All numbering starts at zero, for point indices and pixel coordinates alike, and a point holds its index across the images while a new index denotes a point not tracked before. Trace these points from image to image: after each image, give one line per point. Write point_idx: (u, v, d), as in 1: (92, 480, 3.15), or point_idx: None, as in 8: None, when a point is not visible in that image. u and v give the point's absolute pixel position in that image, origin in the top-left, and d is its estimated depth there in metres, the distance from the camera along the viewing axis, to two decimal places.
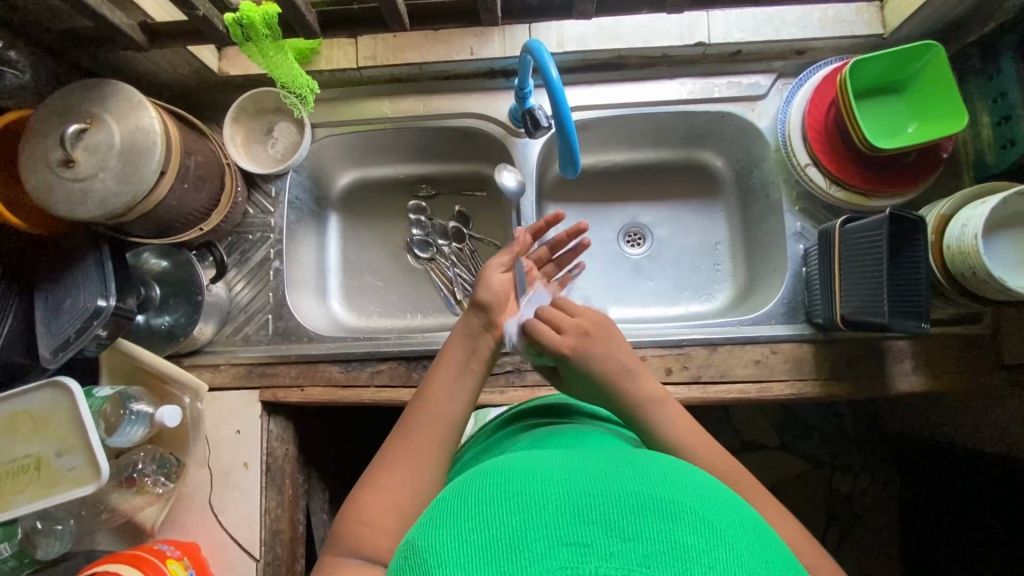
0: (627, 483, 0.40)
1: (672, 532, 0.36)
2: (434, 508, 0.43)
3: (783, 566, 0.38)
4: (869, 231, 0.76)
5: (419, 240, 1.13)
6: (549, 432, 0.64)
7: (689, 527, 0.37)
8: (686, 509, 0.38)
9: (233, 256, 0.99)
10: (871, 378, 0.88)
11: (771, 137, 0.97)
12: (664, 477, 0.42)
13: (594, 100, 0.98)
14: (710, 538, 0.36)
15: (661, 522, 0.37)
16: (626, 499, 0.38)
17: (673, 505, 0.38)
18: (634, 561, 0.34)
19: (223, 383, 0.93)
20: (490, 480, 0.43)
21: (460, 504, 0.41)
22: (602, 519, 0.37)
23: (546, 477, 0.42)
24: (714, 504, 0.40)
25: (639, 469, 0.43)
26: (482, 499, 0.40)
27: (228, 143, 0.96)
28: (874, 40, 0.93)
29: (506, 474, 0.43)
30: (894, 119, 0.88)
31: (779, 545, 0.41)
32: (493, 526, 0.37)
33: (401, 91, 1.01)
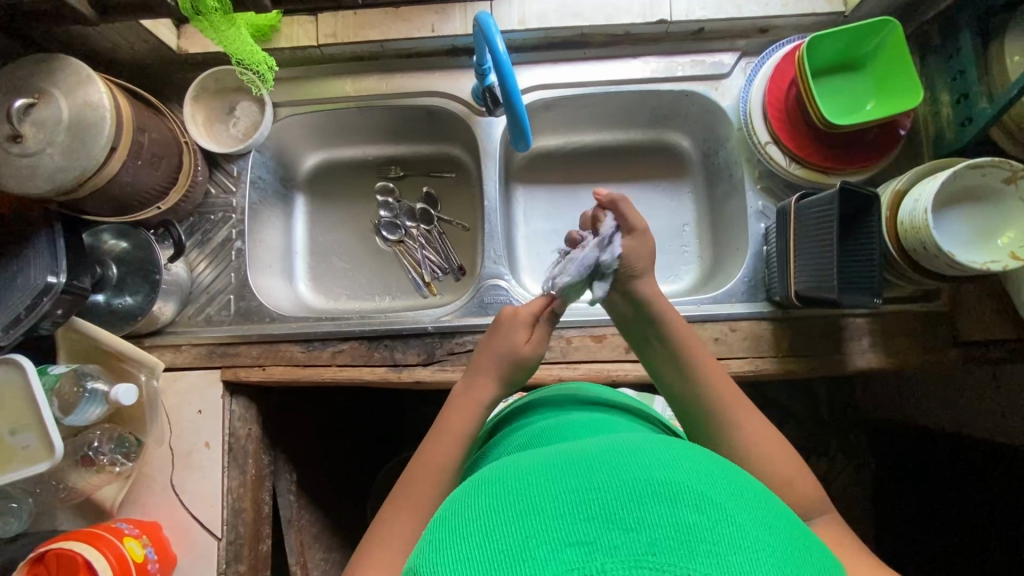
0: (624, 469, 0.40)
1: (671, 514, 0.36)
2: (433, 529, 0.42)
3: (787, 526, 0.39)
4: (820, 207, 0.76)
5: (387, 222, 1.13)
6: (542, 427, 0.65)
7: (686, 507, 0.36)
8: (684, 488, 0.38)
9: (194, 236, 0.98)
10: (830, 355, 0.88)
11: (734, 116, 0.96)
12: (657, 456, 0.42)
13: (559, 79, 0.98)
14: (709, 514, 0.36)
15: (661, 507, 0.36)
16: (623, 487, 0.38)
17: (668, 487, 0.38)
18: (640, 550, 0.34)
19: (184, 363, 0.93)
20: (487, 491, 0.42)
21: (459, 522, 0.40)
22: (602, 513, 0.36)
23: (542, 479, 0.41)
24: (709, 477, 0.40)
25: (632, 452, 0.42)
26: (479, 516, 0.39)
27: (187, 122, 0.95)
28: (836, 18, 0.93)
29: (501, 483, 0.42)
30: (855, 96, 0.87)
31: (775, 502, 0.41)
32: (496, 541, 0.36)
33: (364, 70, 1.00)
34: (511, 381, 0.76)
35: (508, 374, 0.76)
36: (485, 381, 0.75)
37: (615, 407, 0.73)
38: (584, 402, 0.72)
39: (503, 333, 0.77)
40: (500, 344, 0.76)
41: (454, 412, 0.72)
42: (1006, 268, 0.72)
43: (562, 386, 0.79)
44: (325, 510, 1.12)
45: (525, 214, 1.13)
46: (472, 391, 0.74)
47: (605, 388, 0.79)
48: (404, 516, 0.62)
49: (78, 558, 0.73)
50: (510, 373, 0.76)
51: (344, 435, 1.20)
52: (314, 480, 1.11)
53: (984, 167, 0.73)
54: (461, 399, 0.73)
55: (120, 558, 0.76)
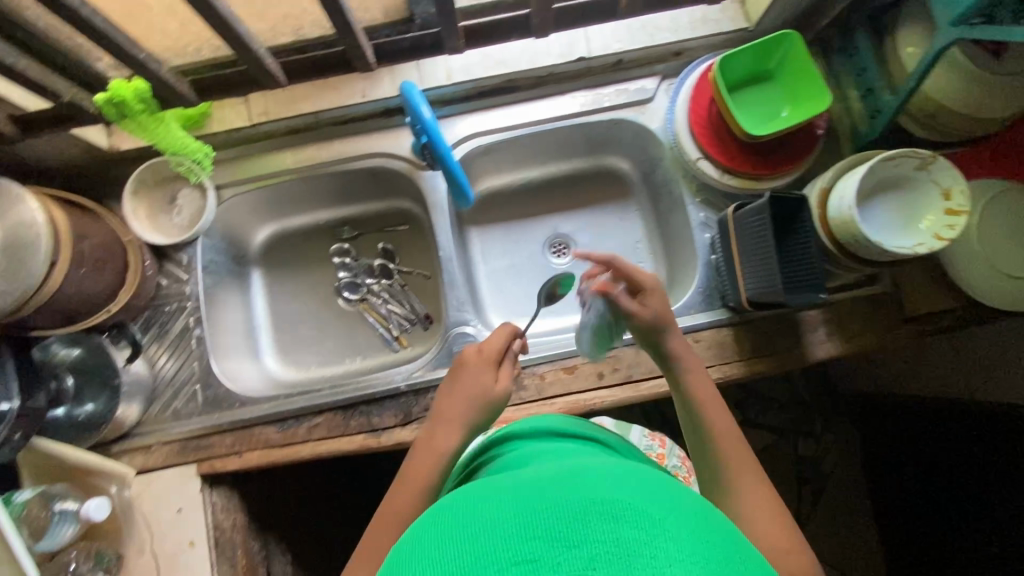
0: (572, 489, 0.40)
1: (614, 530, 0.36)
2: (394, 554, 0.42)
3: (732, 545, 0.38)
4: (755, 215, 0.80)
5: (347, 283, 1.13)
6: (518, 451, 0.66)
7: (629, 521, 0.36)
8: (628, 504, 0.38)
9: (151, 331, 0.96)
10: (790, 350, 0.92)
11: (664, 136, 1.00)
12: (610, 478, 0.42)
13: (493, 124, 1.01)
14: (649, 527, 0.36)
15: (605, 521, 0.36)
16: (567, 504, 0.38)
17: (614, 502, 0.38)
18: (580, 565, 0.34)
19: (156, 464, 0.91)
20: (442, 514, 0.43)
21: (416, 547, 0.40)
22: (547, 530, 0.36)
23: (494, 500, 0.41)
24: (657, 495, 0.40)
25: (586, 474, 0.43)
26: (434, 540, 0.40)
27: (129, 217, 0.95)
28: (743, 33, 0.99)
29: (460, 505, 0.43)
30: (770, 105, 0.92)
31: (728, 524, 0.41)
32: (447, 564, 0.37)
33: (302, 141, 1.01)
34: (476, 424, 0.75)
35: (479, 410, 0.75)
36: (445, 429, 0.74)
37: (590, 436, 0.74)
38: (552, 432, 0.72)
39: (468, 376, 0.77)
40: (465, 387, 0.76)
41: (415, 461, 0.73)
42: (932, 250, 0.76)
43: (546, 416, 0.79)
44: None
45: (483, 254, 1.15)
46: (434, 438, 0.74)
47: (577, 420, 0.80)
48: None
49: None
50: (478, 410, 0.75)
51: (336, 502, 1.17)
52: (311, 555, 1.08)
53: (896, 159, 0.78)
54: (431, 443, 0.74)
55: None
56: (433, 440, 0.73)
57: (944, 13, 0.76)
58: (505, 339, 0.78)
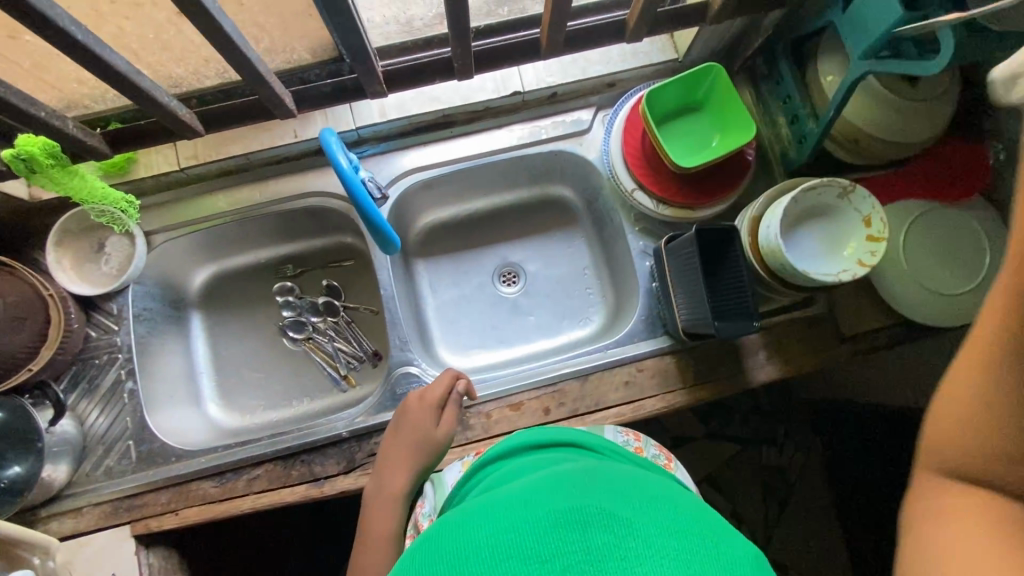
0: (549, 503, 0.46)
1: (583, 539, 0.42)
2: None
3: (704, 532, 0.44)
4: (685, 248, 0.81)
5: (291, 322, 1.10)
6: (505, 467, 0.66)
7: (596, 531, 0.42)
8: (596, 513, 0.44)
9: (78, 387, 0.92)
10: (732, 375, 0.93)
11: (601, 167, 1.02)
12: (582, 488, 0.48)
13: (431, 159, 1.00)
14: (617, 532, 0.42)
15: (572, 534, 0.42)
16: (543, 519, 0.44)
17: (584, 514, 0.44)
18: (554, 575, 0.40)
19: (87, 527, 0.87)
20: (433, 532, 0.48)
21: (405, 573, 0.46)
22: (522, 549, 0.42)
23: (480, 521, 0.46)
24: (623, 500, 0.46)
25: (561, 487, 0.49)
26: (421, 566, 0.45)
27: (52, 269, 0.91)
28: (673, 64, 1.01)
29: (443, 526, 0.49)
30: (700, 136, 0.94)
31: (700, 512, 0.47)
32: None
33: (234, 182, 0.99)
34: (421, 467, 0.79)
35: (424, 459, 0.80)
36: (392, 472, 0.79)
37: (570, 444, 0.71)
38: (534, 444, 0.71)
39: (411, 420, 0.83)
40: (407, 431, 0.82)
41: (375, 513, 0.76)
42: (854, 277, 0.78)
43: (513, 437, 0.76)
44: None
45: (431, 287, 1.14)
46: (388, 482, 0.79)
47: (548, 422, 0.77)
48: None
49: None
50: (423, 459, 0.80)
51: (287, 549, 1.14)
52: None
53: (816, 188, 0.80)
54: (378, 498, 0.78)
55: None
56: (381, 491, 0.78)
57: (852, 46, 0.78)
58: (446, 385, 0.85)
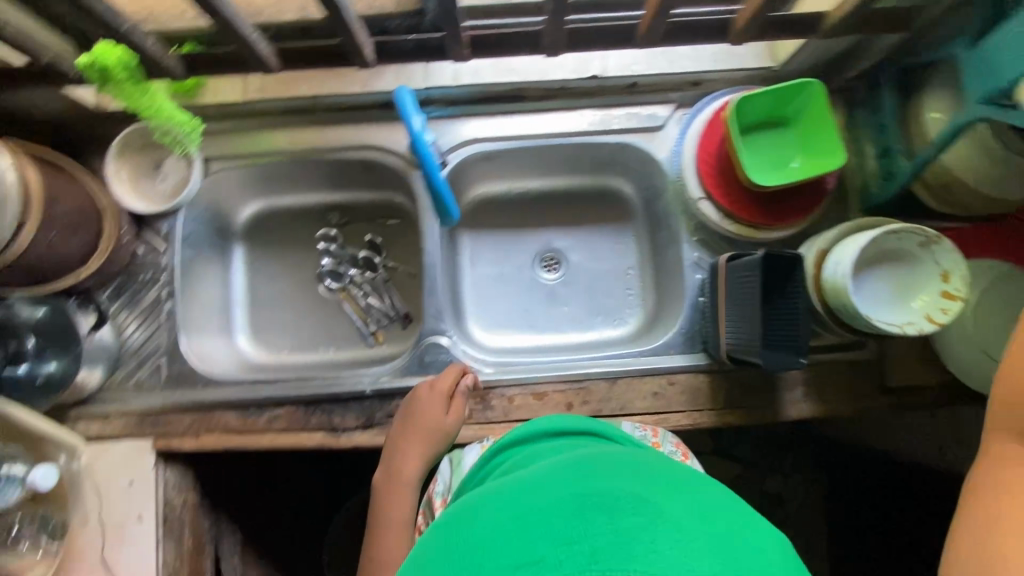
0: (574, 488, 0.45)
1: (612, 522, 0.41)
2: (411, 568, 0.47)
3: (732, 519, 0.44)
4: (747, 269, 0.77)
5: (330, 271, 1.11)
6: (522, 454, 0.66)
7: (625, 514, 0.41)
8: (622, 498, 0.43)
9: (121, 298, 0.94)
10: (764, 405, 0.91)
11: (669, 167, 0.97)
12: (609, 473, 0.47)
13: (496, 131, 0.97)
14: (646, 517, 0.41)
15: (601, 516, 0.41)
16: (568, 504, 0.43)
17: (611, 499, 0.43)
18: (583, 561, 0.38)
19: (112, 434, 0.90)
20: (456, 527, 0.47)
21: (433, 564, 0.45)
22: (550, 531, 0.41)
23: (501, 510, 0.46)
24: (648, 485, 0.45)
25: (587, 471, 0.48)
26: (449, 553, 0.45)
27: (110, 180, 0.91)
28: (766, 72, 0.95)
29: (467, 514, 0.48)
30: (781, 153, 0.89)
31: (726, 499, 0.47)
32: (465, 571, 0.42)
33: (296, 122, 0.97)
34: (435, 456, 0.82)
35: (429, 453, 0.82)
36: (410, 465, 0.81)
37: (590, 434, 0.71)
38: (552, 432, 0.70)
39: (425, 412, 0.84)
40: (421, 422, 0.83)
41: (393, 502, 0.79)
42: (920, 332, 0.75)
43: (537, 421, 0.75)
44: (271, 563, 1.10)
45: (472, 259, 1.13)
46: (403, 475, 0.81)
47: (570, 416, 0.75)
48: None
49: None
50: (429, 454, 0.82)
51: (289, 484, 1.17)
52: (258, 534, 1.08)
53: (899, 232, 0.76)
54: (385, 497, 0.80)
55: None
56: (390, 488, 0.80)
57: (973, 89, 0.71)
58: (457, 377, 0.87)
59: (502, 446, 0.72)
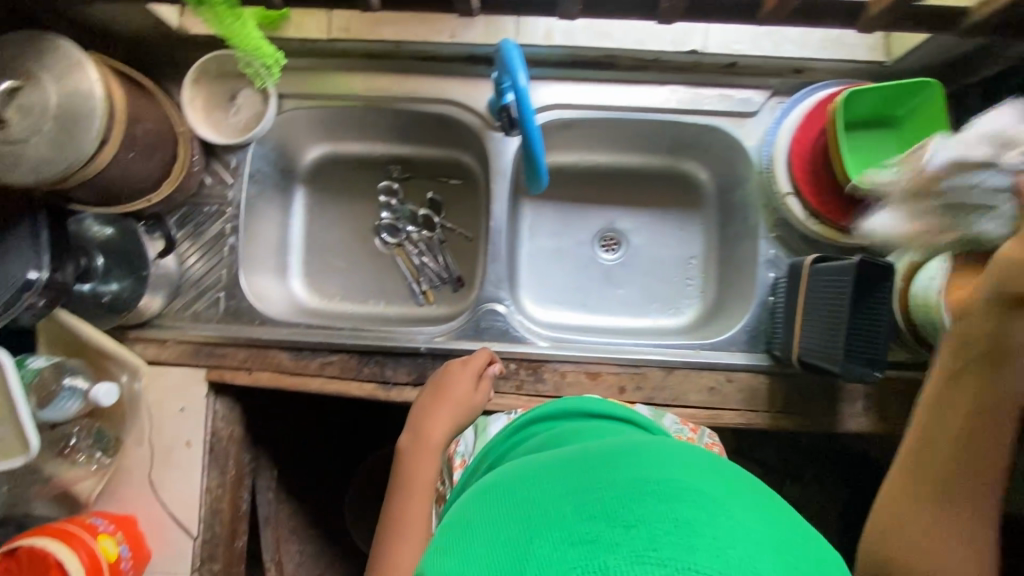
0: (625, 473, 0.41)
1: (671, 511, 0.36)
2: (441, 538, 0.44)
3: (794, 528, 0.39)
4: (835, 275, 0.74)
5: (388, 225, 1.09)
6: (552, 433, 0.63)
7: (684, 504, 0.37)
8: (680, 488, 0.39)
9: (186, 227, 0.94)
10: (822, 414, 0.88)
11: (756, 157, 0.93)
12: (662, 461, 0.43)
13: (580, 98, 0.93)
14: (708, 511, 0.37)
15: (658, 503, 0.37)
16: (620, 488, 0.39)
17: (667, 487, 0.39)
18: (641, 546, 0.34)
19: (168, 359, 0.91)
20: (493, 504, 0.44)
21: (464, 535, 0.42)
22: (600, 511, 0.37)
23: (542, 489, 0.42)
24: (705, 479, 0.41)
25: (637, 457, 0.44)
26: (483, 525, 0.41)
27: (185, 105, 0.90)
28: (875, 67, 0.89)
29: (503, 491, 0.45)
30: (882, 155, 0.84)
31: (785, 507, 0.42)
32: (502, 546, 0.38)
33: (376, 67, 0.94)
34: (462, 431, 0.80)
35: (461, 423, 0.80)
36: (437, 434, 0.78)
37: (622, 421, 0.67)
38: (588, 416, 0.67)
39: (456, 385, 0.82)
40: (453, 394, 0.81)
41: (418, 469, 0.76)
42: None
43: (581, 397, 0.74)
44: (299, 503, 1.12)
45: (531, 229, 1.10)
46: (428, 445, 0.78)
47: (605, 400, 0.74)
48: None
49: (50, 557, 0.74)
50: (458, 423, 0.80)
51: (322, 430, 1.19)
52: (290, 474, 1.10)
53: None
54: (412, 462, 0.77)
55: (93, 557, 0.77)
56: (417, 450, 0.77)
57: None
58: (490, 359, 0.86)
59: (534, 424, 0.70)
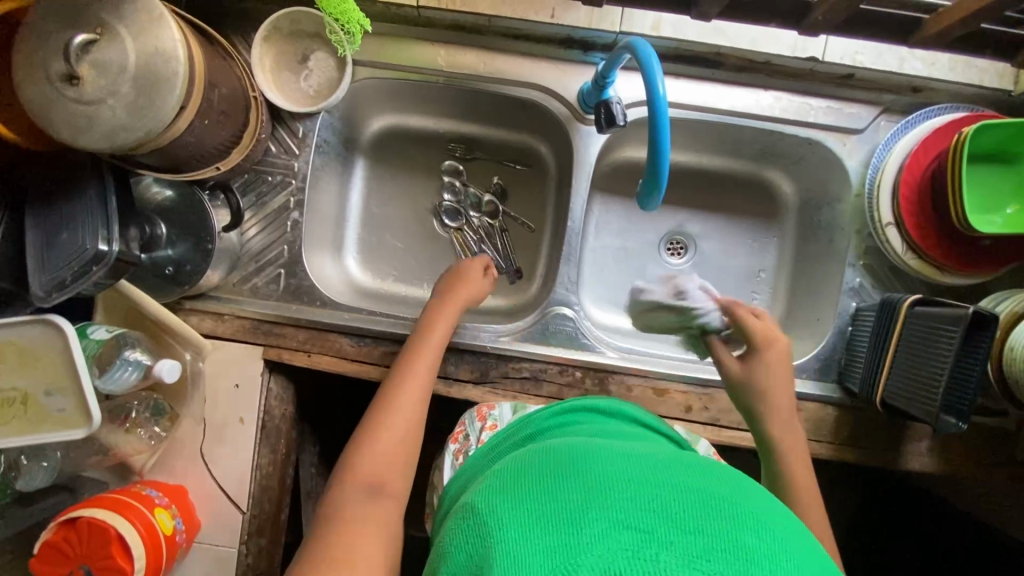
0: (690, 481, 0.42)
1: (733, 532, 0.38)
2: (496, 481, 0.46)
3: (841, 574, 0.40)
4: (941, 323, 0.71)
5: (450, 208, 1.05)
6: (607, 425, 0.63)
7: (745, 529, 0.39)
8: (744, 511, 0.40)
9: (249, 197, 0.89)
10: (885, 450, 0.87)
11: (856, 178, 0.88)
12: (728, 481, 0.44)
13: (677, 97, 0.87)
14: (766, 541, 0.38)
15: (720, 520, 0.39)
16: (683, 492, 0.41)
17: (730, 507, 0.40)
18: (694, 552, 0.36)
19: (224, 334, 0.88)
20: (549, 462, 0.46)
21: (524, 484, 0.44)
22: (663, 509, 0.39)
23: (606, 467, 0.44)
24: (767, 508, 0.42)
25: (702, 470, 0.45)
26: (542, 481, 0.43)
27: (254, 64, 0.83)
28: (1000, 95, 0.83)
29: (565, 455, 0.47)
30: (998, 194, 0.79)
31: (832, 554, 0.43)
32: (559, 504, 0.40)
33: (461, 42, 0.87)
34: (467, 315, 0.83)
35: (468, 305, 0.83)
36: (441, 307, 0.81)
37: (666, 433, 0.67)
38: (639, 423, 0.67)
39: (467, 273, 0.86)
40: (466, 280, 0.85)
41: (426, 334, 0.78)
42: None
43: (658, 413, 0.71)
44: None
45: (597, 226, 1.06)
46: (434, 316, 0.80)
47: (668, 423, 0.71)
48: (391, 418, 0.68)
49: (110, 531, 0.72)
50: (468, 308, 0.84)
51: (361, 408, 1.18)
52: (330, 450, 1.10)
53: None
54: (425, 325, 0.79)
55: (149, 529, 0.76)
56: (436, 308, 0.81)
57: None
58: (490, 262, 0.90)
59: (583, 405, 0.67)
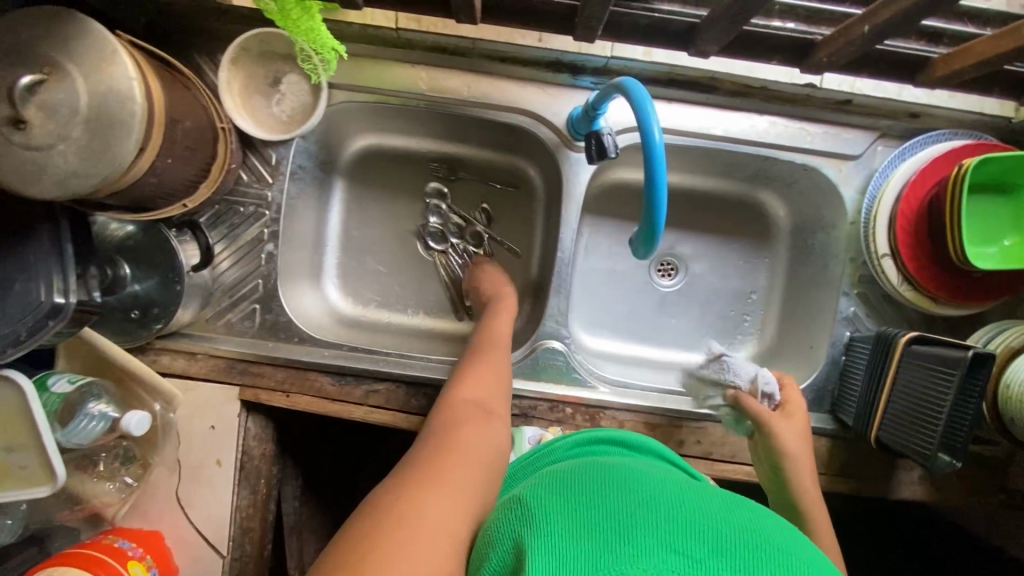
0: (740, 520, 0.42)
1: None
2: (547, 483, 0.48)
3: None
4: (936, 364, 0.71)
5: (435, 231, 1.01)
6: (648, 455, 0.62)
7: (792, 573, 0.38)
8: (792, 557, 0.40)
9: (219, 229, 0.85)
10: (877, 480, 0.86)
11: (850, 205, 0.86)
12: (774, 525, 0.44)
13: (670, 122, 0.83)
14: None
15: (766, 561, 0.39)
16: (732, 530, 0.41)
17: (779, 550, 0.40)
18: None
19: (198, 374, 0.84)
20: (602, 475, 0.47)
21: (578, 488, 0.45)
22: (711, 539, 0.40)
23: (658, 491, 0.45)
24: (813, 557, 0.42)
25: (749, 510, 0.45)
26: (596, 490, 0.45)
27: (223, 91, 0.78)
28: (997, 121, 0.82)
29: (619, 473, 0.48)
30: (996, 225, 0.77)
31: None
32: (610, 515, 0.41)
33: (445, 64, 0.83)
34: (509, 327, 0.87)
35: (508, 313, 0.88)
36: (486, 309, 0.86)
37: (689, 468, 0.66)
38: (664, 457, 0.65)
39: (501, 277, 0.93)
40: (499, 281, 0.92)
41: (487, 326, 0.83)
42: None
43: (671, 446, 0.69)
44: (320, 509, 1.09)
45: (587, 248, 1.02)
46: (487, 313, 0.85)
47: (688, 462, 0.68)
48: (462, 395, 0.69)
49: None
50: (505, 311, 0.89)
51: (344, 435, 1.14)
52: (313, 481, 1.06)
53: None
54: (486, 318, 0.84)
55: None
56: (491, 313, 0.85)
57: None
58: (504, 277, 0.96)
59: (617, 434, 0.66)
